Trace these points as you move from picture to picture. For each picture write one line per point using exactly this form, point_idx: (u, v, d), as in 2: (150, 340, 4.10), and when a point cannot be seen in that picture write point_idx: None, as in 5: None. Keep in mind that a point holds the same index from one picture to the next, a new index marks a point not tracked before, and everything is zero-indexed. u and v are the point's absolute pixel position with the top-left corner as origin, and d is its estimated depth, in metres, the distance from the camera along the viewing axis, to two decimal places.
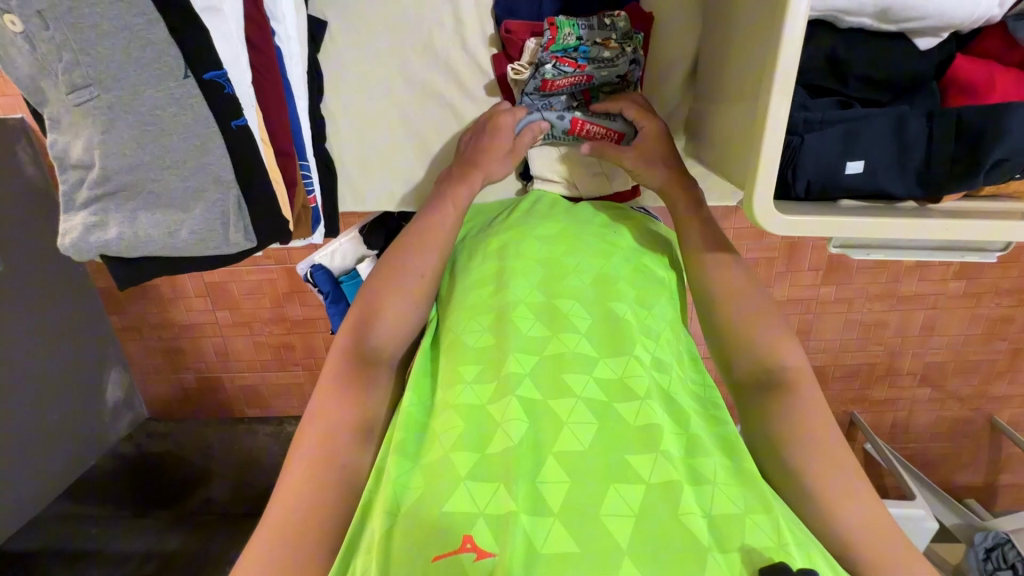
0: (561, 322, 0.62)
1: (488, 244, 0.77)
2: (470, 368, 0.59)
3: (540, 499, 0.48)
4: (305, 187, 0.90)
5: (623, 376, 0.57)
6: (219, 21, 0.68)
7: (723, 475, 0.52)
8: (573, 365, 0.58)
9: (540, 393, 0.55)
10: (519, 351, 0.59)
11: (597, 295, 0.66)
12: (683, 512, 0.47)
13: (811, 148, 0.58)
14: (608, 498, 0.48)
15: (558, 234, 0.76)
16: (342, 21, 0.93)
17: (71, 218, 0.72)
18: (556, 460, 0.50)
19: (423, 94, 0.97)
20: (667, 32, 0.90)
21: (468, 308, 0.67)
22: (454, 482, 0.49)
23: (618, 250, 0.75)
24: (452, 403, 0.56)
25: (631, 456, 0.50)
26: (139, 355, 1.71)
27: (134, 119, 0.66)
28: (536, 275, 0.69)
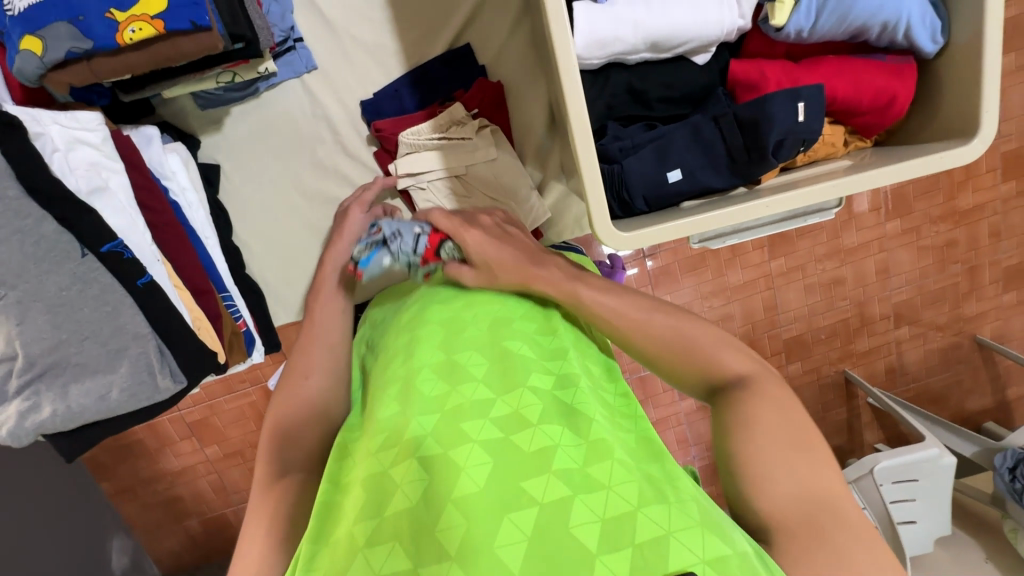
0: (458, 373, 0.63)
1: (400, 313, 0.78)
2: (375, 440, 0.59)
3: (437, 548, 0.48)
4: (231, 315, 0.96)
5: (518, 408, 0.59)
6: (109, 198, 0.76)
7: (621, 476, 0.53)
8: (470, 412, 0.58)
9: (440, 446, 0.55)
10: (420, 413, 0.58)
11: (492, 335, 0.68)
12: (573, 525, 0.49)
13: (632, 170, 0.66)
14: (503, 530, 0.48)
15: (458, 288, 0.78)
16: (231, 159, 1.02)
17: (5, 408, 0.76)
18: (454, 507, 0.50)
19: (322, 202, 1.06)
20: (520, 93, 1.02)
21: (386, 384, 0.66)
22: (353, 556, 0.49)
23: (518, 291, 0.77)
24: (358, 480, 0.57)
25: (525, 482, 0.52)
26: (139, 514, 1.70)
27: (43, 304, 0.71)
28: (434, 334, 0.69)
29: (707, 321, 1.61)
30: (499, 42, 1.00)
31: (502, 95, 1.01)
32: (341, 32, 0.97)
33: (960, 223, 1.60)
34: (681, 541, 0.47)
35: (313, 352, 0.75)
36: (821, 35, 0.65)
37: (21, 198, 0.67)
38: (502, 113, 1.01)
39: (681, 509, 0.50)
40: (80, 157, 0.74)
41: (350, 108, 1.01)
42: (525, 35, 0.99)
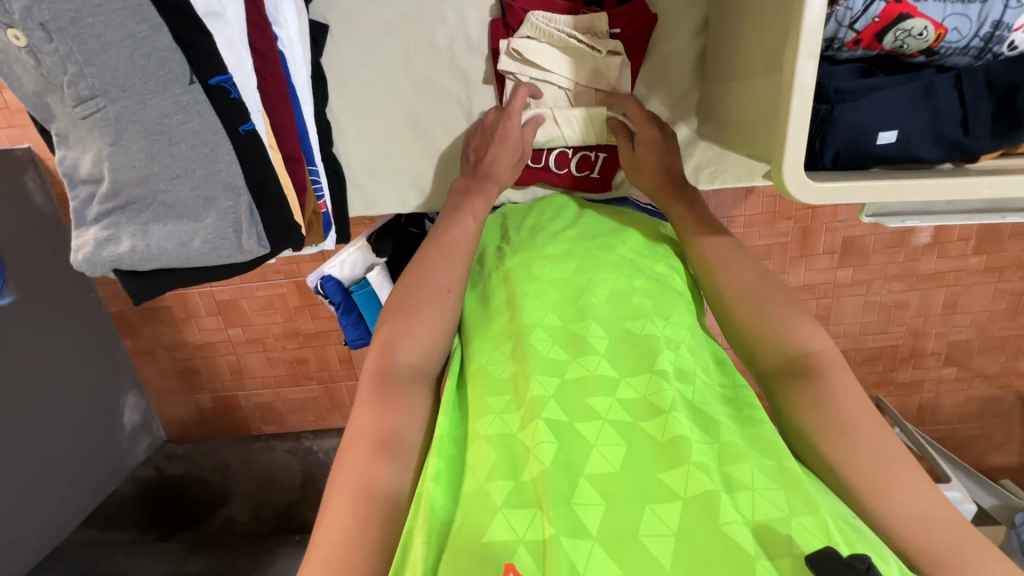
0: (580, 345, 0.60)
1: (501, 267, 0.74)
2: (496, 398, 0.57)
3: (578, 523, 0.46)
4: (315, 192, 0.89)
5: (647, 394, 0.55)
6: (223, 26, 0.67)
7: (763, 479, 0.49)
8: (596, 387, 0.55)
9: (566, 415, 0.53)
10: (542, 372, 0.56)
11: (614, 309, 0.64)
12: (723, 522, 0.45)
13: (843, 118, 0.55)
14: (646, 519, 0.46)
15: (568, 249, 0.74)
16: (343, 23, 0.92)
17: (83, 233, 0.71)
18: (589, 482, 0.49)
19: (430, 94, 0.96)
20: (671, 17, 0.90)
21: (490, 338, 0.64)
22: (490, 513, 0.47)
23: (630, 263, 0.71)
24: (481, 434, 0.54)
25: (662, 475, 0.49)
26: (154, 378, 1.70)
27: (142, 128, 0.64)
28: (550, 298, 0.66)
29: None
30: None
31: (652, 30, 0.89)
32: None
33: None
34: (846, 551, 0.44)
35: (420, 287, 0.68)
36: None
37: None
38: (643, 47, 0.90)
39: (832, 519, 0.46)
40: None
41: None
42: None
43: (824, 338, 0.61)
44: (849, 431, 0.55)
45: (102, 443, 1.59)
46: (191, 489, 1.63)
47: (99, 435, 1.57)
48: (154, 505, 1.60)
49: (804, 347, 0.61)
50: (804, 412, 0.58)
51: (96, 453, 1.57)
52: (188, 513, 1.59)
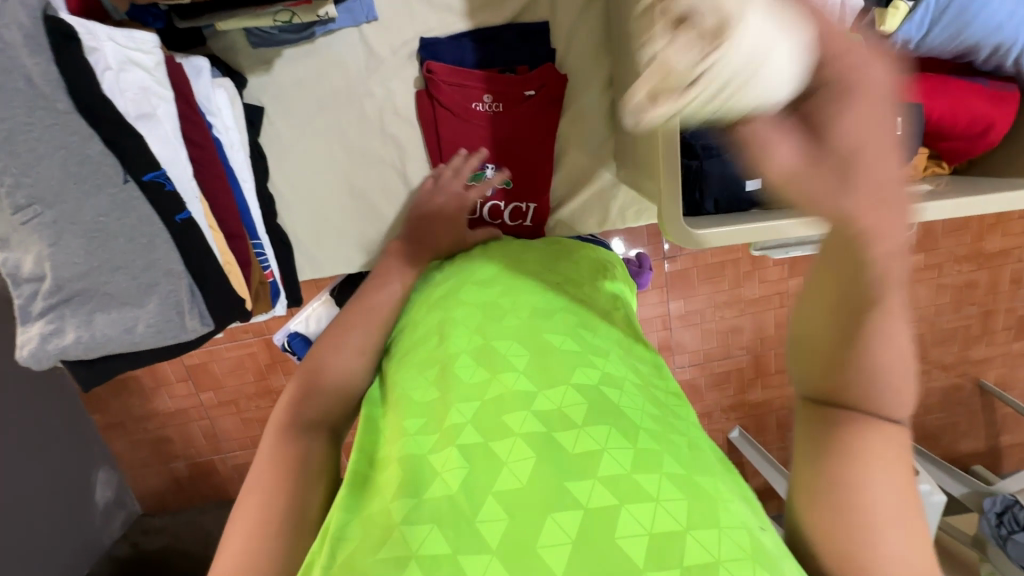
0: (501, 364, 0.63)
1: (430, 295, 0.78)
2: (413, 421, 0.61)
3: (475, 537, 0.49)
4: (260, 263, 0.93)
5: (561, 406, 0.58)
6: (154, 124, 0.73)
7: (670, 489, 0.51)
8: (513, 403, 0.59)
9: (481, 435, 0.56)
10: (460, 401, 0.60)
11: (535, 329, 0.68)
12: (619, 536, 0.47)
13: (711, 170, 0.62)
14: (545, 530, 0.48)
15: (498, 276, 0.78)
16: (276, 105, 0.98)
17: (28, 329, 0.74)
18: (493, 499, 0.51)
19: (365, 161, 1.02)
20: (581, 76, 0.99)
21: (416, 364, 0.68)
22: (387, 531, 0.50)
23: (557, 289, 0.77)
24: (396, 455, 0.57)
25: (569, 482, 0.51)
26: (127, 451, 1.68)
27: (79, 228, 0.68)
28: (475, 320, 0.70)
29: (716, 330, 1.58)
30: (570, 17, 0.96)
31: (563, 90, 0.98)
32: None
33: (983, 265, 1.59)
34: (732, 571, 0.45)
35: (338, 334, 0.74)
36: (927, 48, 0.64)
37: (71, 113, 0.64)
38: (557, 106, 0.98)
39: (732, 535, 0.48)
40: (132, 79, 0.71)
41: (406, 66, 0.98)
42: (597, 17, 0.96)
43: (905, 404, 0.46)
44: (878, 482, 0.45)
45: (74, 524, 1.56)
46: (173, 561, 1.60)
47: (70, 517, 1.54)
48: None
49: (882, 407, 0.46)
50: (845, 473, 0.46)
51: (67, 535, 1.53)
52: None
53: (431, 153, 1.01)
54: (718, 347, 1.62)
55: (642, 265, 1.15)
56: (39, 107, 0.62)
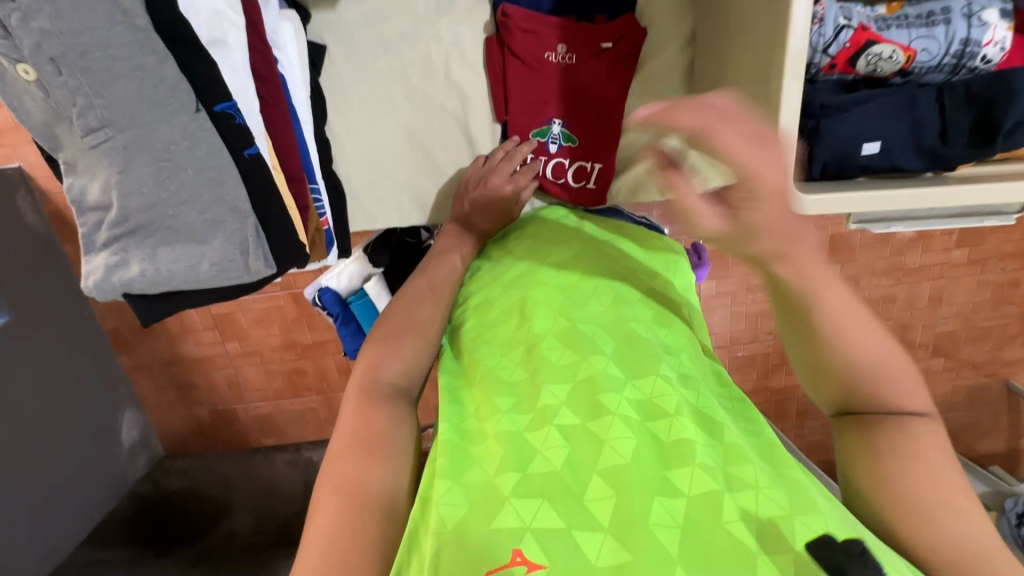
0: (587, 345, 0.62)
1: (502, 276, 0.76)
2: (504, 399, 0.59)
3: (586, 515, 0.48)
4: (316, 210, 0.90)
5: (653, 395, 0.57)
6: (225, 53, 0.69)
7: (765, 480, 0.51)
8: (607, 385, 0.57)
9: (578, 417, 0.55)
10: (551, 380, 0.59)
11: (618, 314, 0.67)
12: (727, 520, 0.46)
13: (830, 131, 0.58)
14: (655, 509, 0.47)
15: (572, 257, 0.77)
16: (340, 43, 0.94)
17: (92, 259, 0.73)
18: (599, 478, 0.50)
19: (427, 110, 0.98)
20: (659, 32, 0.93)
21: (497, 344, 0.67)
22: (499, 502, 0.49)
23: (633, 276, 0.74)
24: (491, 433, 0.56)
25: (670, 472, 0.51)
26: (152, 394, 1.70)
27: (150, 155, 0.66)
28: (556, 302, 0.68)
29: (747, 313, 1.54)
30: None
31: (641, 44, 0.92)
32: None
33: None
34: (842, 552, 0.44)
35: (401, 300, 0.74)
36: None
37: (148, 31, 0.60)
38: (633, 63, 0.93)
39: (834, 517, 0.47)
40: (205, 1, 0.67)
41: (476, 10, 0.93)
42: None
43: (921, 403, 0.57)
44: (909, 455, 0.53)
45: (101, 461, 1.58)
46: (193, 503, 1.63)
47: (98, 453, 1.57)
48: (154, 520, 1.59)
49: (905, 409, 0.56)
50: (888, 472, 0.53)
51: (94, 471, 1.56)
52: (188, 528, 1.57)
53: (495, 105, 0.97)
54: (746, 330, 1.58)
55: (701, 257, 1.01)
56: (116, 22, 0.59)
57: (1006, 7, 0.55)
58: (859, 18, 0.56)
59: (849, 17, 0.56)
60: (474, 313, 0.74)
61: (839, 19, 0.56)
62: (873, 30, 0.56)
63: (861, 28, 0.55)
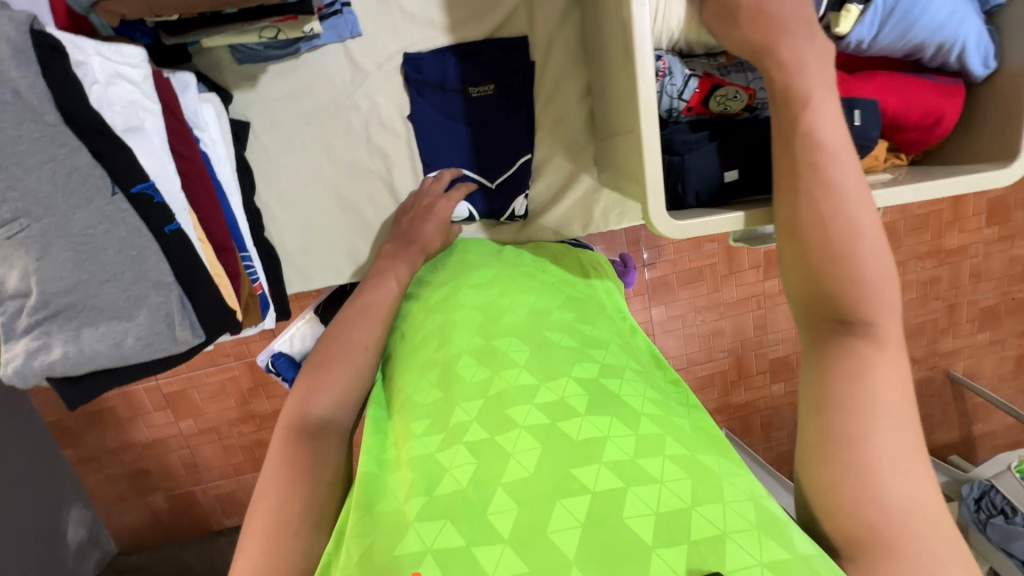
0: (501, 360, 0.66)
1: (426, 300, 0.80)
2: (419, 423, 0.63)
3: (489, 528, 0.51)
4: (248, 276, 0.93)
5: (564, 396, 0.61)
6: (143, 138, 0.73)
7: (673, 471, 0.54)
8: (515, 397, 0.61)
9: (486, 430, 0.59)
10: (464, 400, 0.62)
11: (532, 326, 0.71)
12: (627, 516, 0.50)
13: (691, 164, 0.66)
14: (556, 514, 0.50)
15: (491, 278, 0.81)
16: (262, 119, 0.99)
17: (12, 347, 0.72)
18: (504, 490, 0.53)
19: (353, 172, 1.04)
20: (559, 86, 1.03)
21: (419, 367, 0.70)
22: (403, 529, 0.51)
23: (554, 291, 0.81)
24: (405, 459, 0.59)
25: (575, 469, 0.54)
26: (101, 485, 1.61)
27: (68, 240, 0.68)
28: (474, 322, 0.72)
29: (698, 333, 1.60)
30: (547, 30, 1.00)
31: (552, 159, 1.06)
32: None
33: (945, 261, 1.67)
34: (737, 543, 0.48)
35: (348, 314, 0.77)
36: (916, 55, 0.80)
37: (59, 125, 0.64)
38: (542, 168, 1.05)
39: (737, 508, 0.51)
40: (119, 92, 0.71)
41: (390, 78, 1.00)
42: (572, 29, 1.00)
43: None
44: None
45: (42, 567, 1.47)
46: None
47: (40, 556, 1.46)
48: None
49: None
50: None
51: (38, 575, 1.45)
52: None
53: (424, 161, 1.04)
54: (700, 351, 1.64)
55: (628, 266, 1.12)
56: (26, 120, 0.62)
57: None
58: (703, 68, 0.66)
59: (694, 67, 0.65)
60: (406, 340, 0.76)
61: (684, 71, 0.65)
62: (716, 75, 0.66)
63: (704, 76, 0.65)
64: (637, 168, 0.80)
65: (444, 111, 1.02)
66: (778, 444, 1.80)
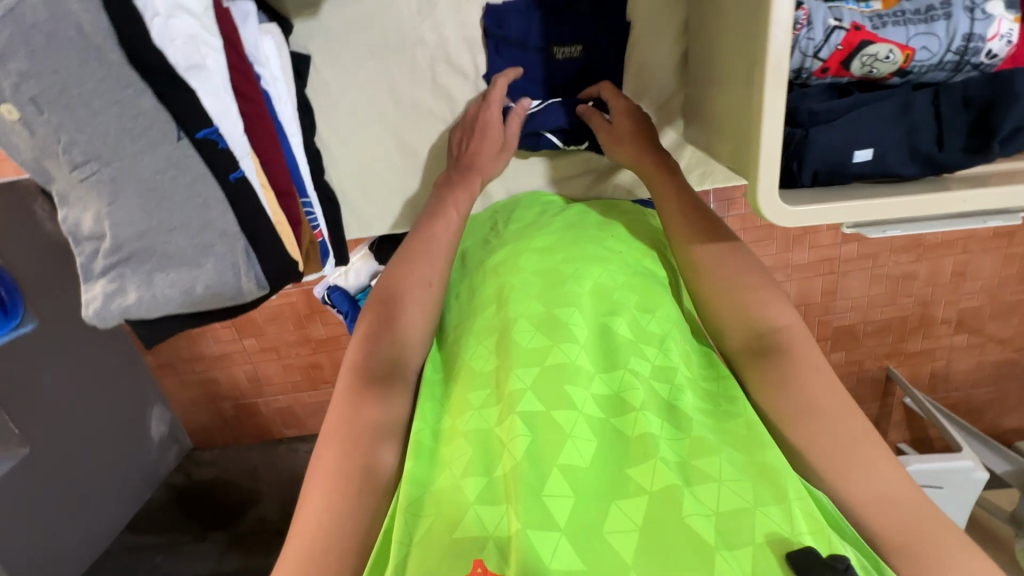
0: (560, 331, 0.62)
1: (484, 263, 0.78)
2: (476, 393, 0.61)
3: (546, 512, 0.49)
4: (310, 222, 0.91)
5: (620, 391, 0.59)
6: (205, 77, 0.68)
7: (732, 471, 0.53)
8: (574, 376, 0.58)
9: (542, 404, 0.56)
10: (520, 366, 0.60)
11: (593, 302, 0.67)
12: (687, 515, 0.49)
13: (816, 139, 0.55)
14: (612, 514, 0.50)
15: (554, 243, 0.76)
16: (322, 52, 0.92)
17: (91, 288, 0.74)
18: (560, 473, 0.52)
19: (416, 114, 0.97)
20: (650, 25, 0.90)
21: (475, 333, 0.68)
22: (462, 509, 0.51)
23: (618, 259, 0.74)
24: (460, 430, 0.58)
25: (629, 469, 0.53)
26: (177, 389, 1.76)
27: (137, 187, 0.67)
28: (533, 288, 0.69)
29: None
30: None
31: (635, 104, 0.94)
32: None
33: None
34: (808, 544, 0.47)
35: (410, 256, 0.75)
36: None
37: (124, 65, 0.60)
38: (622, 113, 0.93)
39: (802, 508, 0.50)
40: (180, 25, 0.65)
41: (460, 10, 0.90)
42: None
43: (791, 316, 0.65)
44: (819, 413, 0.58)
45: (132, 456, 1.65)
46: (222, 490, 1.69)
47: (130, 447, 1.64)
48: (191, 506, 1.65)
49: (774, 324, 0.64)
50: (769, 393, 0.61)
51: (129, 463, 1.64)
52: (221, 512, 1.63)
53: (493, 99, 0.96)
54: None
55: None
56: (90, 59, 0.59)
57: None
58: (851, 18, 0.53)
59: (841, 17, 0.53)
60: (461, 305, 0.75)
61: (828, 20, 0.53)
62: (868, 28, 0.53)
63: (854, 29, 0.52)
64: (740, 133, 0.69)
65: (517, 45, 0.91)
66: None
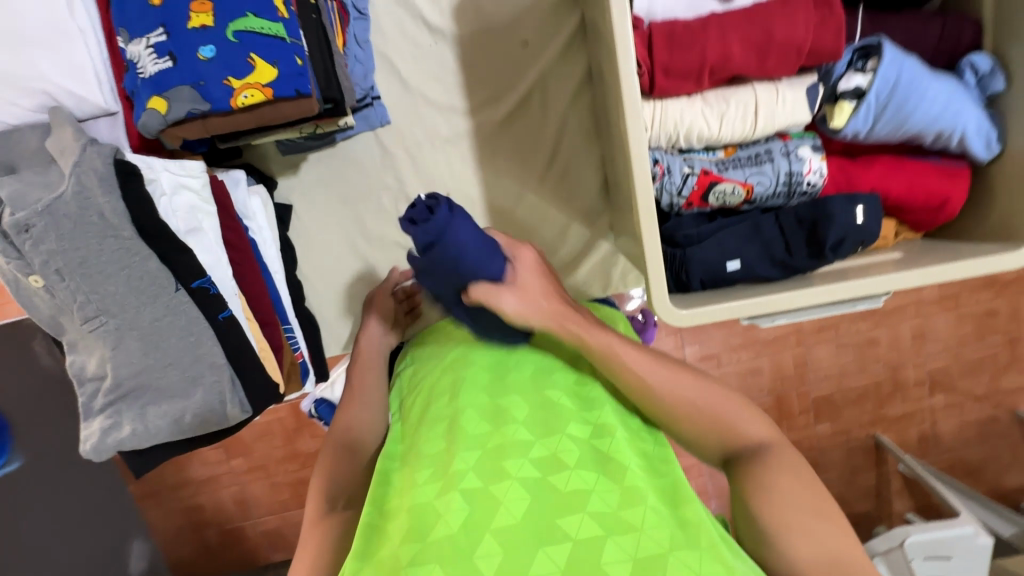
0: (504, 416, 0.66)
1: (440, 358, 0.83)
2: (422, 472, 0.63)
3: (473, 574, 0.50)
4: (291, 345, 1.02)
5: (556, 452, 0.61)
6: (202, 237, 0.83)
7: (652, 520, 0.56)
8: (513, 451, 0.61)
9: (482, 480, 0.58)
10: (464, 449, 0.62)
11: (537, 383, 0.72)
12: (604, 562, 0.51)
13: (695, 256, 0.69)
14: (536, 564, 0.52)
15: (502, 335, 0.83)
16: (302, 201, 1.10)
17: (90, 424, 0.82)
18: (490, 537, 0.54)
19: (384, 244, 1.13)
20: (575, 160, 1.08)
21: (429, 422, 0.71)
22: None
23: (558, 346, 0.81)
24: (403, 507, 0.60)
25: (560, 521, 0.55)
26: (159, 518, 1.71)
27: (137, 333, 0.78)
28: (482, 378, 0.73)
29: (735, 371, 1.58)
30: (562, 103, 1.05)
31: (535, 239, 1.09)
32: (415, 91, 1.05)
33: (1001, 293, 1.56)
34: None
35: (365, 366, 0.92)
36: (876, 137, 0.68)
37: (134, 239, 0.75)
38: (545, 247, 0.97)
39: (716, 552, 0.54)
40: (182, 201, 0.82)
41: (417, 159, 1.08)
42: (583, 107, 1.06)
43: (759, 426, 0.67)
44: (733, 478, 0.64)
45: None
46: None
47: None
48: None
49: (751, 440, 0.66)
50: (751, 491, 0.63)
51: None
52: None
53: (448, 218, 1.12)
54: (736, 389, 1.61)
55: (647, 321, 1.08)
56: (108, 236, 0.73)
57: (815, 143, 0.68)
58: (702, 164, 0.69)
59: (692, 165, 0.69)
60: (420, 399, 0.79)
61: (683, 169, 0.69)
62: (714, 171, 0.68)
63: (703, 173, 0.68)
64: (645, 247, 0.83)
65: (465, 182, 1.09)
66: (827, 486, 1.71)
